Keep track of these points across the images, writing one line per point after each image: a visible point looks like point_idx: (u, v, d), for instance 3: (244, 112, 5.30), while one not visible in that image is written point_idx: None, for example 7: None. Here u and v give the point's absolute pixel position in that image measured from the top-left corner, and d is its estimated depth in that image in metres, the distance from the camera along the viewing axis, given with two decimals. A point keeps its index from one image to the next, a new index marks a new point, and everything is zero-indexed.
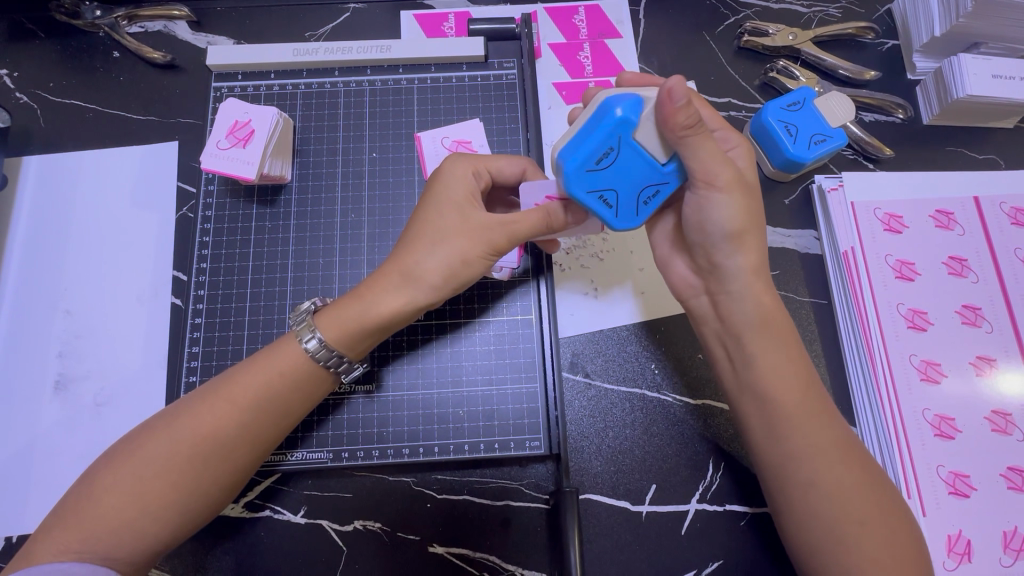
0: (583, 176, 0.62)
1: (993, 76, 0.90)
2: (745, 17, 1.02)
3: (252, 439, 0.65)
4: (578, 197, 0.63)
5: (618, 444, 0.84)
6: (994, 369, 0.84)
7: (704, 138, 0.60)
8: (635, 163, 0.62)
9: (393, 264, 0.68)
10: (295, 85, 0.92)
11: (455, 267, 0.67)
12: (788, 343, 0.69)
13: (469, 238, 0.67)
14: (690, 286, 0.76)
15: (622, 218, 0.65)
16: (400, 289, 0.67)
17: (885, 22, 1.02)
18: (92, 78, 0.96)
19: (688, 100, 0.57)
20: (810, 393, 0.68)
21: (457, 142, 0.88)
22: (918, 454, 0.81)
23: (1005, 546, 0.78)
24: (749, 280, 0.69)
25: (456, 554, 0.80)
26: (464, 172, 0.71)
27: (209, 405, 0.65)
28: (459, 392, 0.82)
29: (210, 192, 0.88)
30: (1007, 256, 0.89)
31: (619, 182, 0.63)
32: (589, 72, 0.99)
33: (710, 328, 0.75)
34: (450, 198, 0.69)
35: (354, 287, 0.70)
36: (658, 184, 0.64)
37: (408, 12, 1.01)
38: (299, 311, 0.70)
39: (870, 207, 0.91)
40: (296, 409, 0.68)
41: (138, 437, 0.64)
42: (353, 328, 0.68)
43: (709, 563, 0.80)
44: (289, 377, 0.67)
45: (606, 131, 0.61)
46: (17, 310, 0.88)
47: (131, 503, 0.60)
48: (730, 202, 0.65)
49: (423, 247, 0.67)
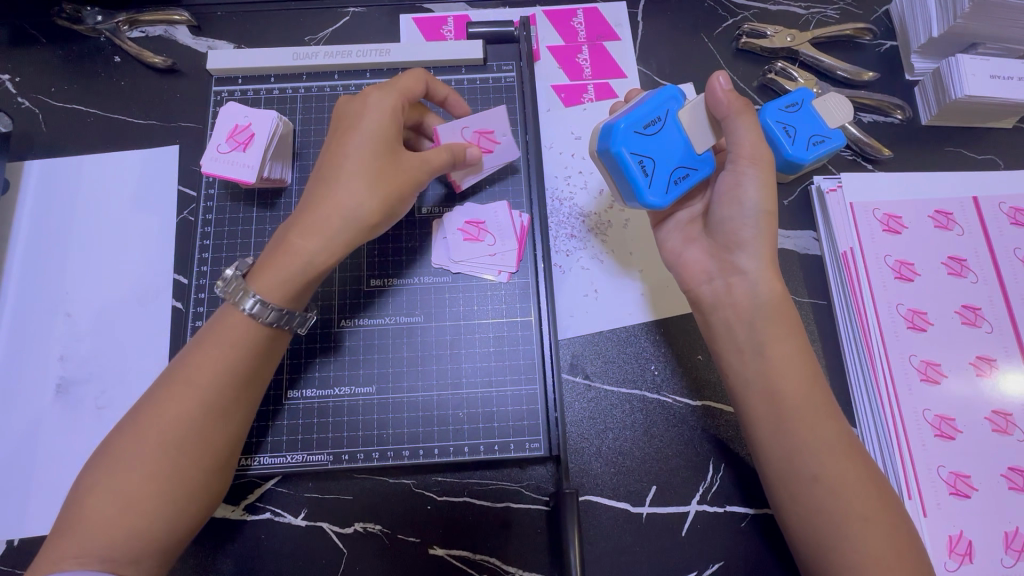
0: (630, 137, 0.69)
1: (991, 76, 0.90)
2: (743, 19, 1.03)
3: (213, 413, 0.64)
4: (621, 154, 0.69)
5: (618, 445, 0.84)
6: (994, 369, 0.84)
7: (750, 121, 0.69)
8: (674, 139, 0.71)
9: (318, 207, 0.68)
10: (295, 89, 0.92)
11: (384, 205, 0.70)
12: (798, 333, 0.70)
13: (396, 177, 0.70)
14: (705, 271, 0.76)
15: (654, 189, 0.70)
16: (326, 217, 0.68)
17: (883, 23, 1.03)
18: (93, 83, 0.97)
19: (733, 86, 0.69)
20: (819, 384, 0.68)
21: (479, 133, 0.82)
22: (919, 455, 0.81)
23: (1007, 546, 0.78)
24: (766, 264, 0.71)
25: (456, 556, 0.80)
26: (382, 104, 0.72)
27: (169, 393, 0.64)
28: (458, 393, 0.82)
29: (211, 195, 0.88)
30: (1007, 256, 0.89)
31: (658, 153, 0.70)
32: (587, 74, 1.00)
33: (722, 315, 0.73)
34: (376, 137, 0.70)
35: (281, 234, 0.69)
36: (689, 167, 0.72)
37: (407, 16, 1.01)
38: (229, 278, 0.68)
39: (868, 208, 0.91)
40: (256, 375, 0.68)
41: (112, 441, 0.63)
42: (291, 280, 0.67)
43: (710, 565, 0.80)
44: (243, 347, 0.66)
45: (657, 103, 0.70)
46: (19, 312, 0.89)
47: (115, 502, 0.60)
48: (759, 177, 0.70)
49: (344, 187, 0.68)
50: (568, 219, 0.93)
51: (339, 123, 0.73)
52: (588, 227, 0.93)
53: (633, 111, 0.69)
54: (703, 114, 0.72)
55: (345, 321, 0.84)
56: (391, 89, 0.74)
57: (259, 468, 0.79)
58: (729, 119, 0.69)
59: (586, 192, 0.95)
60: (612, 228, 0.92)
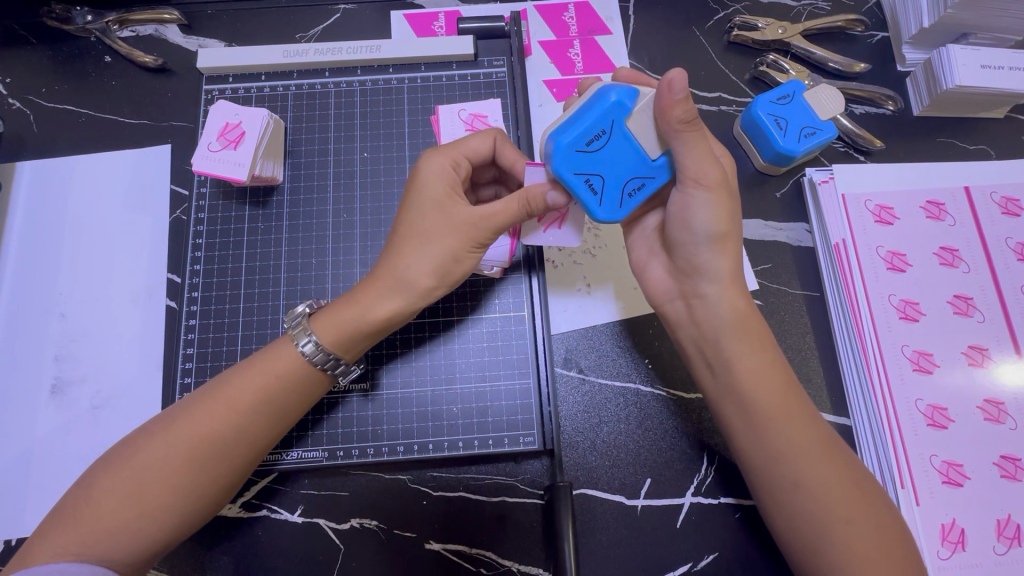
0: (571, 155, 0.64)
1: (982, 66, 0.90)
2: (735, 10, 1.02)
3: (243, 439, 0.66)
4: (564, 177, 0.65)
5: (613, 438, 0.85)
6: (987, 359, 0.85)
7: (696, 135, 0.62)
8: (622, 150, 0.65)
9: (382, 265, 0.70)
10: (286, 86, 0.92)
11: (441, 263, 0.69)
12: (763, 350, 0.70)
13: (455, 236, 0.68)
14: (666, 290, 0.76)
15: (605, 207, 0.66)
16: (392, 290, 0.69)
17: (874, 14, 1.02)
18: (83, 84, 0.97)
19: (687, 95, 0.59)
20: (790, 395, 0.68)
21: (474, 116, 0.88)
22: (911, 444, 0.82)
23: (999, 534, 0.79)
24: (726, 286, 0.70)
25: (453, 551, 0.81)
26: (441, 166, 0.71)
27: (204, 409, 0.66)
28: (452, 388, 0.82)
29: (203, 194, 0.88)
30: (999, 246, 0.90)
31: (608, 166, 0.65)
32: (579, 68, 0.99)
33: (686, 335, 0.74)
34: (437, 200, 0.70)
35: (353, 287, 0.72)
36: (643, 177, 0.66)
37: (397, 12, 1.01)
38: (294, 313, 0.72)
39: (860, 200, 0.91)
40: (290, 410, 0.69)
41: (135, 440, 0.65)
42: (345, 331, 0.69)
43: (704, 556, 0.80)
44: (283, 378, 0.68)
45: (599, 114, 0.63)
46: (14, 314, 0.89)
47: (130, 505, 0.62)
48: (712, 201, 0.66)
49: (415, 254, 0.69)
50: None
51: (414, 177, 0.72)
52: None
53: (576, 124, 0.64)
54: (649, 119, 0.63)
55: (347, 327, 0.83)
56: (452, 156, 0.73)
57: (279, 464, 0.80)
58: (670, 136, 0.62)
59: None
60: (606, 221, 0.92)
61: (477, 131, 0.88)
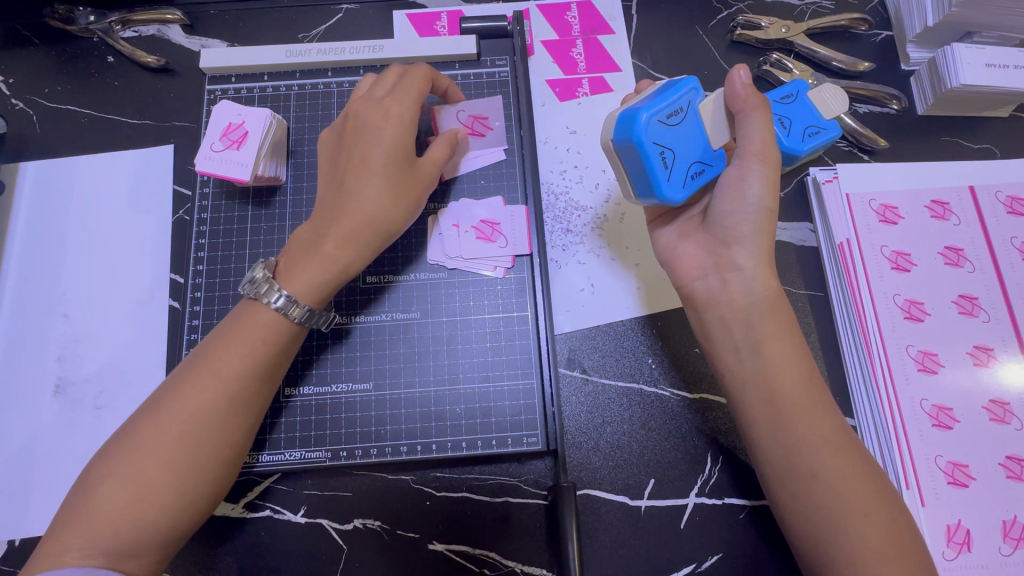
0: (653, 126, 0.65)
1: (988, 65, 0.89)
2: (738, 10, 1.02)
3: (232, 407, 0.66)
4: (643, 144, 0.65)
5: (617, 439, 0.84)
6: (992, 359, 0.84)
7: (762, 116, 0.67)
8: (692, 132, 0.68)
9: (347, 213, 0.71)
10: (288, 86, 0.92)
11: (401, 207, 0.73)
12: (793, 333, 0.70)
13: (410, 182, 0.74)
14: (699, 266, 0.74)
15: (672, 183, 0.67)
16: (364, 237, 0.71)
17: (878, 13, 1.02)
18: (86, 83, 0.97)
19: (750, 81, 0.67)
20: (814, 383, 0.68)
21: (474, 116, 0.88)
22: (915, 444, 0.82)
23: (1005, 535, 0.78)
24: (763, 261, 0.70)
25: (455, 551, 0.80)
26: (395, 109, 0.74)
27: (191, 382, 0.66)
28: (456, 388, 0.82)
29: (205, 194, 0.88)
30: (1004, 246, 0.89)
31: (679, 145, 0.67)
32: (581, 67, 0.99)
33: (716, 311, 0.72)
34: (395, 145, 0.73)
35: (309, 240, 0.72)
36: (706, 163, 0.69)
37: (401, 12, 1.01)
38: (252, 278, 0.70)
39: (864, 199, 0.91)
40: (276, 371, 0.70)
41: (130, 428, 0.65)
42: (323, 284, 0.71)
43: (709, 557, 0.80)
44: (269, 343, 0.69)
45: (680, 93, 0.67)
46: (18, 313, 0.89)
47: (129, 491, 0.61)
48: (764, 176, 0.68)
49: (377, 201, 0.71)
50: (565, 216, 0.93)
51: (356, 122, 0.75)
52: (587, 225, 0.92)
53: (653, 101, 0.65)
54: (720, 107, 0.69)
55: (358, 317, 0.84)
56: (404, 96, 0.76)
57: (257, 466, 0.79)
58: (744, 114, 0.67)
59: (590, 189, 0.94)
60: (608, 223, 0.92)
61: (479, 132, 0.88)
